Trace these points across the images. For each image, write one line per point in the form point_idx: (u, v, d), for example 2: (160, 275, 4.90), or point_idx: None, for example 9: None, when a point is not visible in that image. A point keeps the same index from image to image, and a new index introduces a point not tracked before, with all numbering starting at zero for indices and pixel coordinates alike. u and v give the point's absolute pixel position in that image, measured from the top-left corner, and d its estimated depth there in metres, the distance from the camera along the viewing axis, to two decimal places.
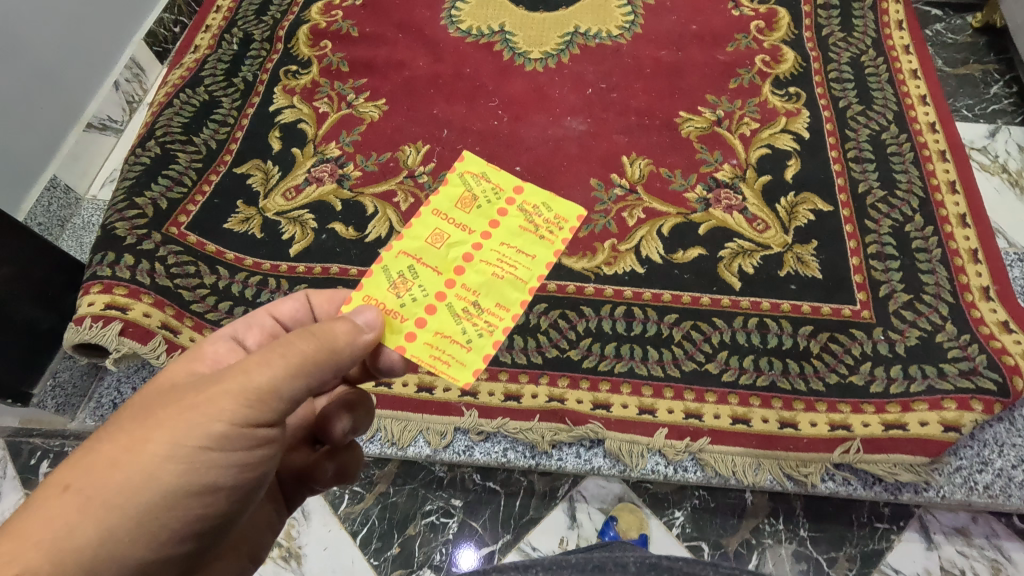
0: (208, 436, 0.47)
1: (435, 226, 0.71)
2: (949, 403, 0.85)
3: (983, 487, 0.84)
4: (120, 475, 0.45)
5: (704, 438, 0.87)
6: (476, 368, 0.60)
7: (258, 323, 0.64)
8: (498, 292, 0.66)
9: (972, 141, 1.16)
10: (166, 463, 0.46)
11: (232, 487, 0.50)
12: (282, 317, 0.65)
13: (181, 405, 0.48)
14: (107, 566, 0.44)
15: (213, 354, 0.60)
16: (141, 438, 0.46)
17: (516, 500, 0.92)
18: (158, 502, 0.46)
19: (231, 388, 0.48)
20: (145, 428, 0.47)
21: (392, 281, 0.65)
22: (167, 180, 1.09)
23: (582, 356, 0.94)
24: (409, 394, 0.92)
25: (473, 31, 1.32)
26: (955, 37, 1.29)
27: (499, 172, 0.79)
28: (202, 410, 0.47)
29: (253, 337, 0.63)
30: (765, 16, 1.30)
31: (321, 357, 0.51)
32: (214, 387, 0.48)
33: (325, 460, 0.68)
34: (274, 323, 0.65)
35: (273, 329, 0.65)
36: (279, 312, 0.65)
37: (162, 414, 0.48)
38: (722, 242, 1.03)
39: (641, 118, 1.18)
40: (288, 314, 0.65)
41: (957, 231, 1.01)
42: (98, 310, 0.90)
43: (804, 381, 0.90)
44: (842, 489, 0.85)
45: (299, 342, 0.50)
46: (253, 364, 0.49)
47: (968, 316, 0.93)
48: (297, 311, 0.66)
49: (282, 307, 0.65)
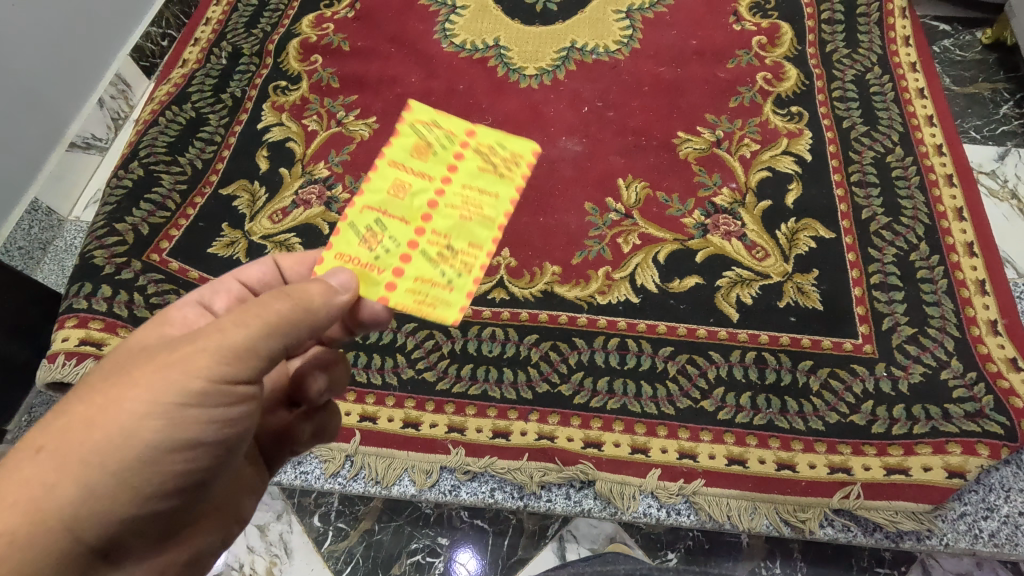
0: (187, 393, 0.45)
1: (393, 175, 0.65)
2: (953, 446, 0.82)
3: (988, 535, 0.80)
4: (98, 433, 0.43)
5: (698, 480, 0.84)
6: (463, 305, 0.59)
7: (227, 287, 0.62)
8: (470, 232, 0.63)
9: (980, 165, 1.12)
10: (145, 422, 0.44)
11: (214, 443, 0.47)
12: (252, 281, 0.64)
13: (161, 362, 0.45)
14: (90, 521, 0.44)
15: (183, 317, 0.58)
16: (114, 401, 0.44)
17: (504, 539, 0.90)
18: (136, 462, 0.44)
19: (208, 346, 0.45)
20: (122, 387, 0.45)
21: (361, 236, 0.61)
22: (149, 205, 1.06)
23: (573, 391, 0.91)
24: (394, 430, 0.90)
25: (467, 45, 1.29)
26: (963, 54, 1.25)
27: (450, 115, 0.70)
28: (180, 368, 0.45)
29: (221, 302, 0.61)
30: (767, 31, 1.26)
31: (298, 319, 0.49)
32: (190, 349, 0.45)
33: (302, 421, 0.66)
34: (244, 288, 0.63)
35: (241, 293, 0.63)
36: (248, 276, 0.64)
37: (140, 370, 0.45)
38: (720, 270, 1.00)
39: (638, 138, 1.14)
40: (258, 279, 0.64)
41: (964, 260, 0.98)
42: (72, 346, 0.88)
43: (803, 421, 0.87)
44: (842, 536, 0.82)
45: (275, 301, 0.48)
46: (231, 323, 0.47)
47: (975, 352, 0.89)
48: (265, 276, 0.64)
49: (252, 272, 0.64)
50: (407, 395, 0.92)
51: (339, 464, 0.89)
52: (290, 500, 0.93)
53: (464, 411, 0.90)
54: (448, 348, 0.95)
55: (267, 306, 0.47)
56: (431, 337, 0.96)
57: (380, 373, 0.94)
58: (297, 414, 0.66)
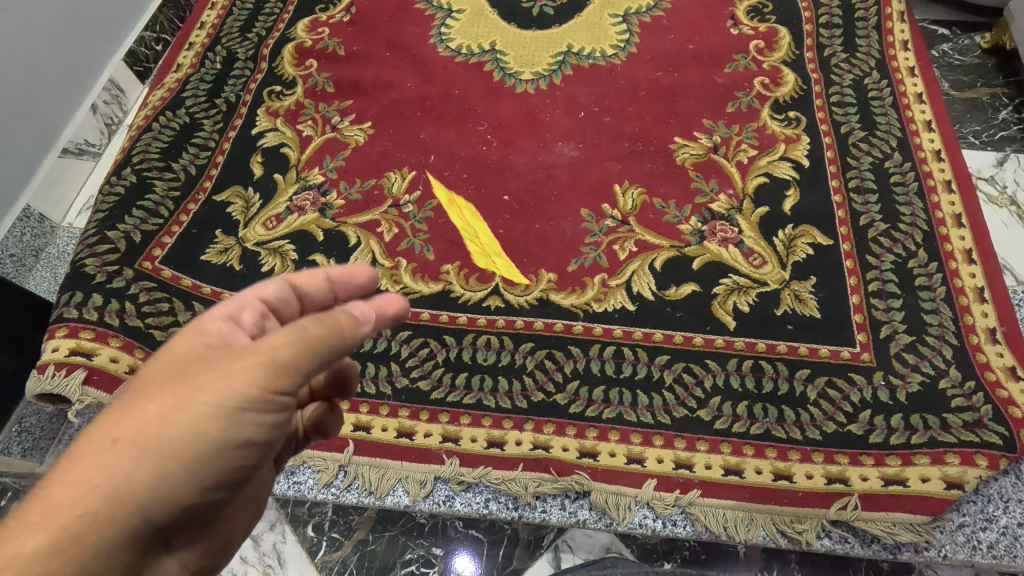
0: (244, 399, 0.43)
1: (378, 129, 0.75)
2: (952, 457, 0.81)
3: (987, 547, 0.80)
4: (173, 427, 0.42)
5: (694, 491, 0.83)
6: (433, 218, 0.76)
7: (247, 304, 0.52)
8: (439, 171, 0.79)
9: (979, 170, 1.11)
10: (211, 421, 0.43)
11: (265, 445, 0.46)
12: (270, 298, 0.54)
13: (222, 369, 0.44)
14: (149, 514, 0.42)
15: (220, 329, 0.48)
16: (182, 403, 0.42)
17: (499, 550, 0.89)
18: (202, 456, 0.43)
19: (260, 359, 0.44)
20: (186, 387, 0.43)
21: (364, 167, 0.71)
22: (142, 213, 1.05)
23: (568, 401, 0.90)
24: (388, 440, 0.89)
25: (463, 50, 1.28)
26: (962, 59, 1.24)
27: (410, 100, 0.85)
28: (241, 375, 0.43)
29: (250, 318, 0.52)
30: (765, 35, 1.25)
31: (332, 343, 0.46)
32: (241, 362, 0.44)
33: (327, 414, 0.66)
34: (263, 307, 0.53)
35: (262, 311, 0.53)
36: (268, 292, 0.54)
37: (203, 375, 0.44)
38: (716, 277, 0.99)
39: (635, 144, 1.14)
40: (278, 295, 0.54)
41: (962, 267, 0.97)
42: (62, 357, 0.87)
43: (801, 430, 0.86)
44: (839, 548, 0.81)
45: (312, 324, 0.46)
46: (280, 339, 0.45)
47: (974, 360, 0.88)
48: (281, 294, 0.55)
49: (272, 286, 0.54)
50: (402, 405, 0.91)
51: (333, 474, 0.88)
52: (284, 510, 0.93)
53: (458, 420, 0.90)
54: (443, 357, 0.95)
55: (306, 331, 0.45)
56: (426, 345, 0.96)
57: (374, 382, 0.93)
58: (317, 409, 0.66)
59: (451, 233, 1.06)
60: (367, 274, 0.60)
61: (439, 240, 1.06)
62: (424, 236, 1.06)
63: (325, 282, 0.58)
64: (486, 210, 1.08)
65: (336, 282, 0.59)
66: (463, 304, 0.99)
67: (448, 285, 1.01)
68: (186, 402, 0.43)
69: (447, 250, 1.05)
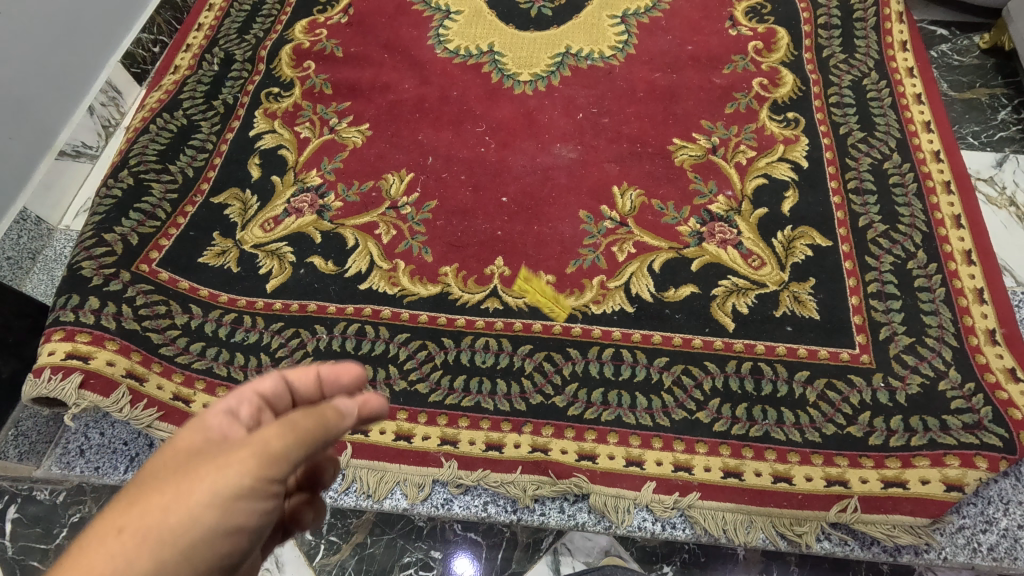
0: (239, 487, 0.41)
1: None
2: (952, 459, 0.81)
3: (987, 549, 0.79)
4: (172, 518, 0.40)
5: (693, 493, 0.83)
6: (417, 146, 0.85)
7: (247, 399, 0.49)
8: None
9: (978, 171, 1.11)
10: (207, 510, 0.40)
11: (256, 532, 0.43)
12: (268, 394, 0.51)
13: (217, 461, 0.42)
14: None
15: (222, 423, 0.47)
16: (180, 494, 0.41)
17: (498, 553, 0.89)
18: (193, 549, 0.40)
19: (251, 451, 0.42)
20: (183, 483, 0.41)
21: None
22: (139, 215, 1.05)
23: (567, 403, 0.90)
24: (386, 442, 0.89)
25: (461, 51, 1.28)
26: (961, 59, 1.24)
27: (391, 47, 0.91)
28: (235, 467, 0.41)
29: (248, 412, 0.49)
30: (763, 36, 1.25)
31: (321, 436, 0.45)
32: (234, 453, 0.42)
33: (308, 506, 0.57)
34: (260, 401, 0.50)
35: (258, 406, 0.50)
36: (265, 386, 0.51)
37: (200, 470, 0.42)
38: (715, 279, 0.99)
39: (634, 145, 1.13)
40: (275, 391, 0.52)
41: (962, 268, 0.97)
42: (58, 360, 0.87)
43: (800, 432, 0.86)
44: (839, 550, 0.81)
45: (302, 416, 0.44)
46: (270, 430, 0.43)
47: (973, 362, 0.88)
48: (276, 389, 0.52)
49: (270, 380, 0.51)
50: (400, 407, 0.91)
51: None
52: None
53: (457, 423, 0.89)
54: (441, 359, 0.95)
55: (297, 424, 0.44)
56: (424, 347, 0.96)
57: (372, 385, 0.93)
58: (297, 504, 0.57)
59: (449, 236, 1.06)
60: (356, 373, 0.56)
61: (437, 242, 1.05)
62: (422, 239, 1.06)
63: (316, 380, 0.54)
64: (485, 212, 1.08)
65: (329, 379, 0.55)
66: (461, 306, 0.99)
67: (446, 287, 1.01)
68: (184, 490, 0.41)
69: (445, 252, 1.04)
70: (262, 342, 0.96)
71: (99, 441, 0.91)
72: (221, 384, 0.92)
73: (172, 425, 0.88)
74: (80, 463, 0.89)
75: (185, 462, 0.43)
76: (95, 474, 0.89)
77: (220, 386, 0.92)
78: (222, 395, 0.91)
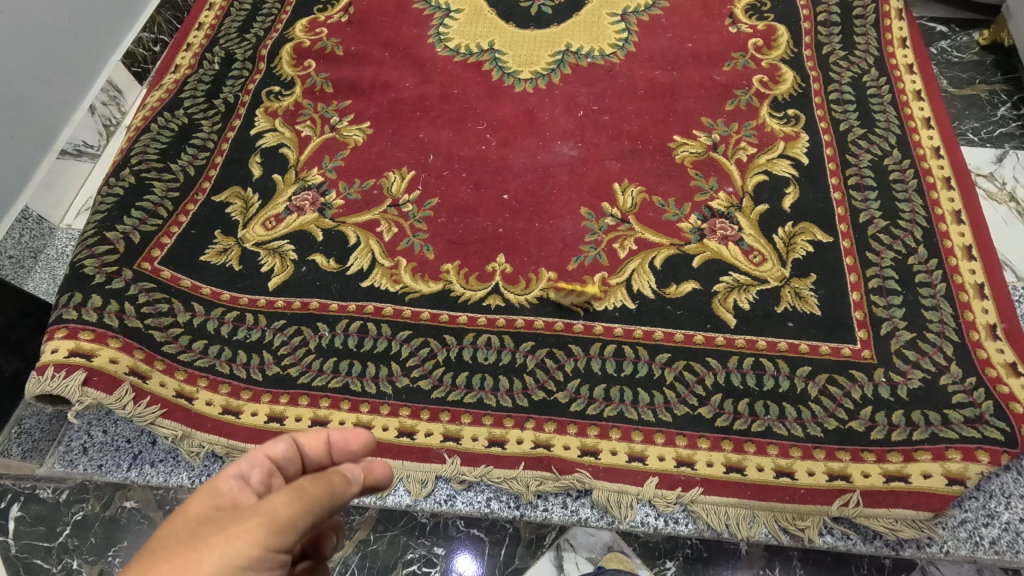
0: (246, 557, 0.42)
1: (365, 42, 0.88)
2: (953, 453, 0.81)
3: (989, 543, 0.80)
4: None
5: (696, 488, 0.83)
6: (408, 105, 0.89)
7: (259, 464, 0.51)
8: None
9: (978, 167, 1.11)
10: None
11: None
12: (278, 458, 0.53)
13: (227, 531, 0.43)
14: None
15: (233, 489, 0.48)
16: (190, 562, 0.41)
17: (501, 549, 0.89)
18: None
19: (261, 519, 0.43)
20: (193, 552, 0.41)
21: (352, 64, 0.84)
22: (141, 214, 1.05)
23: (569, 399, 0.90)
24: (389, 439, 0.89)
25: (461, 49, 1.28)
26: (960, 56, 1.24)
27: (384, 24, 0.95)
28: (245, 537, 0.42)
29: (259, 476, 0.51)
30: (763, 34, 1.25)
31: (328, 501, 0.47)
32: (243, 522, 0.43)
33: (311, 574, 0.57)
34: (271, 465, 0.52)
35: (269, 470, 0.52)
36: (277, 450, 0.53)
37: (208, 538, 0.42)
38: (716, 275, 0.99)
39: (634, 142, 1.14)
40: (286, 455, 0.54)
41: (962, 264, 0.97)
42: (61, 357, 0.87)
43: (802, 427, 0.86)
44: (841, 544, 0.81)
45: (311, 484, 0.47)
46: (280, 498, 0.45)
47: (974, 357, 0.88)
48: (287, 453, 0.54)
49: (282, 444, 0.54)
50: (402, 404, 0.91)
51: None
52: None
53: (459, 419, 0.90)
54: (443, 356, 0.95)
55: (304, 491, 0.46)
56: (426, 344, 0.96)
57: (374, 382, 0.93)
58: (301, 573, 0.56)
59: (451, 233, 1.06)
60: (363, 441, 0.60)
61: (439, 240, 1.06)
62: (423, 236, 1.06)
63: (326, 446, 0.57)
64: (486, 209, 1.08)
65: (337, 447, 0.58)
66: (463, 303, 0.99)
67: (448, 284, 1.01)
68: (192, 562, 0.41)
69: (447, 249, 1.04)
70: (264, 339, 0.96)
71: (102, 440, 0.91)
72: (224, 381, 0.92)
73: (174, 422, 0.88)
74: (83, 461, 0.89)
75: (192, 532, 0.44)
76: (98, 472, 0.89)
77: (222, 383, 0.92)
78: (225, 392, 0.91)
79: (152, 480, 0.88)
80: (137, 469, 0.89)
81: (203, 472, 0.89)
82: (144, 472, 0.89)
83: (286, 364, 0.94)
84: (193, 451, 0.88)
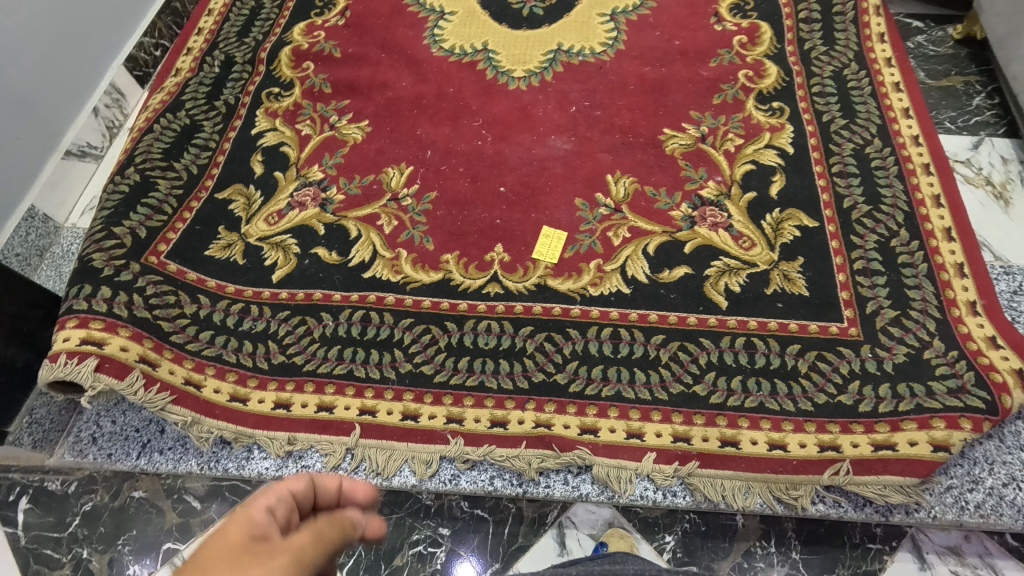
0: None
1: None
2: (937, 422, 0.84)
3: (975, 507, 0.83)
4: None
5: (692, 462, 0.86)
6: None
7: (284, 499, 0.45)
8: None
9: (955, 154, 1.16)
10: None
11: None
12: (297, 495, 0.48)
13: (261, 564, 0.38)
14: None
15: (264, 521, 0.42)
16: None
17: (505, 528, 0.91)
18: None
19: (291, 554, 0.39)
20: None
21: None
22: (147, 210, 1.08)
23: (568, 380, 0.93)
24: (393, 422, 0.91)
25: (456, 50, 1.32)
26: (936, 49, 1.29)
27: None
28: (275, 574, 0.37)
29: (283, 512, 0.45)
30: (747, 31, 1.30)
31: (338, 546, 0.45)
32: (273, 557, 0.39)
33: None
34: (292, 501, 0.46)
35: (289, 507, 0.46)
36: (297, 487, 0.48)
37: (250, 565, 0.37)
38: (708, 260, 1.03)
39: (626, 136, 1.17)
40: (302, 494, 0.49)
41: (943, 245, 1.01)
42: (74, 345, 0.89)
43: (793, 402, 0.89)
44: (833, 512, 0.85)
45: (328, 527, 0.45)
46: (303, 538, 0.42)
47: (955, 332, 0.92)
48: (302, 492, 0.49)
49: (303, 481, 0.48)
50: (406, 389, 0.94)
51: (340, 458, 0.90)
52: None
53: (462, 402, 0.92)
54: (445, 342, 0.97)
55: (323, 535, 0.44)
56: (428, 331, 0.98)
57: (378, 368, 0.96)
58: None
59: (450, 225, 1.09)
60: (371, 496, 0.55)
61: (438, 232, 1.08)
62: (423, 228, 1.09)
63: (336, 493, 0.52)
64: (484, 202, 1.11)
65: (346, 495, 0.53)
66: (462, 291, 1.02)
67: (448, 273, 1.04)
68: None
69: (446, 241, 1.07)
70: (269, 330, 0.99)
71: (111, 429, 0.95)
72: (231, 369, 0.95)
73: (184, 409, 0.91)
74: (92, 450, 0.92)
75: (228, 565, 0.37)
76: (107, 461, 0.92)
77: (230, 371, 0.94)
78: (232, 380, 0.94)
79: (162, 466, 0.92)
80: (147, 457, 0.92)
81: (212, 458, 0.92)
82: (153, 460, 0.93)
83: (291, 353, 0.97)
84: (202, 436, 0.91)
